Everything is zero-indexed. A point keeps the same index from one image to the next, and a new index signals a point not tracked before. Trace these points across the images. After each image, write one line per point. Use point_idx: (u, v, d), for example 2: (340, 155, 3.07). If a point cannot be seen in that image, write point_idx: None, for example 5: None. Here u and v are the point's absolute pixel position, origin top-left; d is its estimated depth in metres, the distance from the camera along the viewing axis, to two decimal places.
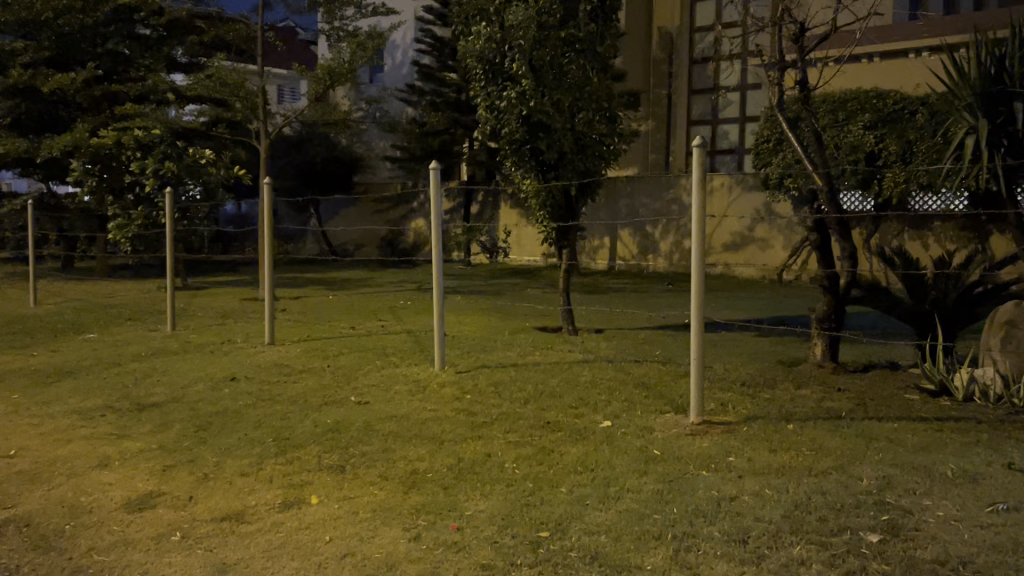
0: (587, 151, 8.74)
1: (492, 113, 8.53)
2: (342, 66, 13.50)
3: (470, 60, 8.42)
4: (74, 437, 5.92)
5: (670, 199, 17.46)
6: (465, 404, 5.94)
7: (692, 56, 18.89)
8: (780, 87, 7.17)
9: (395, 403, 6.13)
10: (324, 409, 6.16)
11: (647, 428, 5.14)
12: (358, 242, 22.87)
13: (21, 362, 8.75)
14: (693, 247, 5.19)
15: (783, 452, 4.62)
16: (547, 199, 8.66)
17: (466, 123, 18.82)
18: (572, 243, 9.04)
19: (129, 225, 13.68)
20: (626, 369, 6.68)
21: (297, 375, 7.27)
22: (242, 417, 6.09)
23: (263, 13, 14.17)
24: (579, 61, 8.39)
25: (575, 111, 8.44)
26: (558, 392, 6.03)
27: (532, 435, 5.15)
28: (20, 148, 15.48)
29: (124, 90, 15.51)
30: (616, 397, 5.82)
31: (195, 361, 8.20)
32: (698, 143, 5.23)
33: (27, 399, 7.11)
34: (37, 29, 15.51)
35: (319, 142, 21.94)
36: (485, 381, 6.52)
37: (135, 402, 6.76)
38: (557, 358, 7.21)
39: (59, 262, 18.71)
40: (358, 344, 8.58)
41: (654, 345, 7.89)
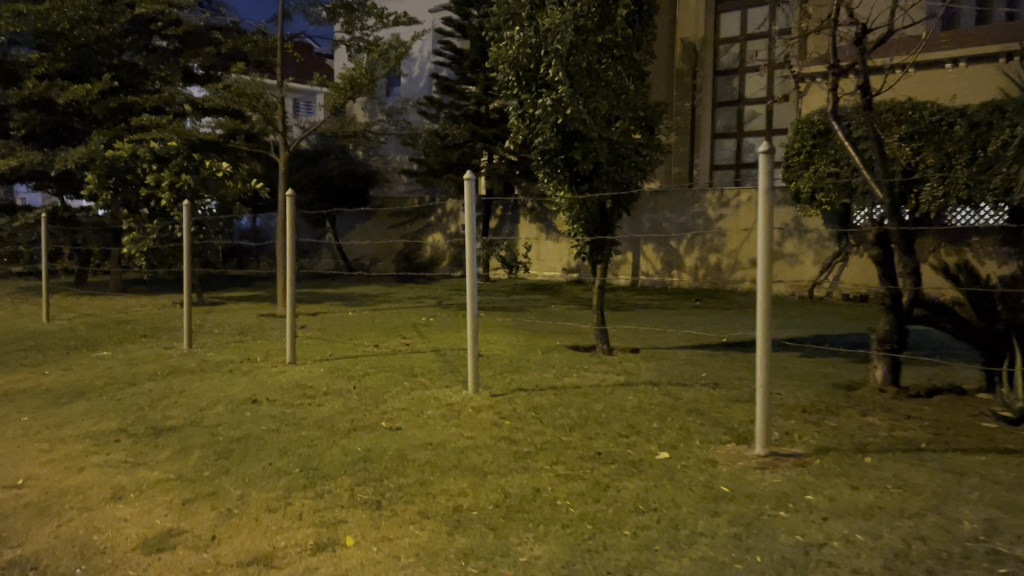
0: (623, 162, 8.33)
1: (526, 122, 8.14)
2: (363, 76, 13.14)
3: (502, 67, 8.02)
4: (87, 464, 5.54)
5: (695, 213, 17.09)
6: (505, 431, 5.52)
7: (716, 69, 18.59)
8: (836, 91, 6.74)
9: (429, 429, 5.72)
10: (353, 435, 5.75)
11: (710, 460, 4.72)
12: (374, 256, 22.54)
13: (32, 381, 8.40)
14: (760, 265, 4.77)
15: (866, 490, 4.19)
16: (582, 213, 8.26)
17: (485, 136, 18.50)
18: (607, 258, 8.60)
19: (144, 239, 13.53)
20: (675, 393, 6.25)
21: (323, 398, 6.87)
22: (266, 444, 5.69)
23: (283, 23, 13.84)
24: (617, 67, 7.98)
25: (612, 119, 8.03)
26: (605, 419, 5.58)
27: (583, 468, 4.71)
28: (34, 161, 15.22)
29: (140, 102, 15.24)
30: (669, 425, 5.38)
31: (213, 381, 7.81)
32: (764, 147, 4.85)
33: (38, 421, 6.74)
34: (52, 40, 15.29)
35: (335, 156, 21.67)
36: (523, 405, 6.09)
37: (153, 425, 6.39)
38: (597, 381, 6.78)
39: (72, 277, 18.42)
40: (385, 363, 8.19)
41: (697, 366, 7.49)
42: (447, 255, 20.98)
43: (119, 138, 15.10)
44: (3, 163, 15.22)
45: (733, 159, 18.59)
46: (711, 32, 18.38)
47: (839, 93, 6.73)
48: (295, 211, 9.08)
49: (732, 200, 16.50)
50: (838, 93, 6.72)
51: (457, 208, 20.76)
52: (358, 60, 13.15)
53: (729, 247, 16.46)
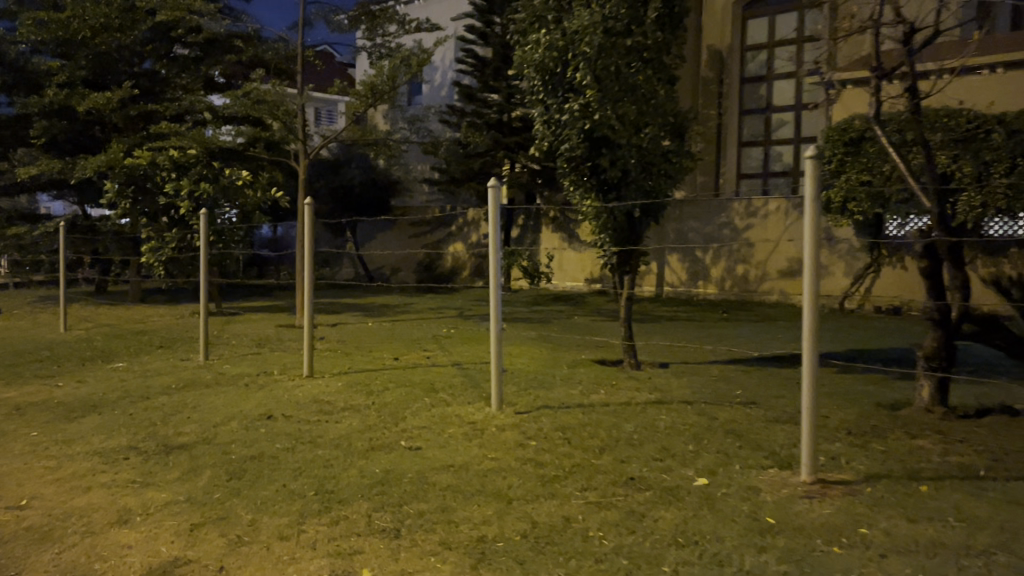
0: (652, 170, 8.03)
1: (551, 128, 7.88)
2: (385, 83, 12.95)
3: (528, 70, 7.76)
4: (93, 484, 5.30)
5: (722, 223, 16.77)
6: (531, 453, 5.21)
7: (743, 76, 18.27)
8: (879, 95, 6.42)
9: (451, 449, 5.44)
10: (371, 455, 5.48)
11: (752, 488, 4.41)
12: (395, 266, 22.35)
13: (45, 393, 8.20)
14: (806, 279, 4.47)
15: (926, 523, 3.86)
16: (610, 221, 7.95)
17: (507, 144, 18.23)
18: (635, 270, 8.29)
19: (162, 248, 13.40)
20: (711, 412, 5.93)
21: (341, 414, 6.61)
22: (280, 463, 5.43)
23: (304, 31, 13.68)
24: (646, 71, 7.67)
25: (641, 124, 7.73)
26: (637, 441, 5.26)
27: (615, 495, 4.40)
28: (54, 170, 15.12)
29: (161, 110, 15.11)
30: (706, 447, 5.08)
31: (228, 395, 7.58)
32: (810, 152, 4.56)
33: (48, 437, 6.52)
34: (74, 48, 15.22)
35: (356, 165, 21.51)
36: (550, 425, 5.77)
37: (164, 442, 6.15)
38: (627, 398, 6.46)
39: (92, 286, 18.32)
40: (406, 377, 7.94)
41: (729, 383, 7.17)
42: (468, 265, 20.74)
43: (139, 146, 14.98)
44: (24, 172, 15.13)
45: (760, 168, 18.24)
46: (737, 38, 18.05)
47: (883, 97, 6.41)
48: (314, 220, 8.83)
49: (760, 209, 16.17)
50: (882, 96, 6.40)
51: (478, 217, 20.56)
52: (379, 67, 12.92)
53: (756, 257, 16.11)
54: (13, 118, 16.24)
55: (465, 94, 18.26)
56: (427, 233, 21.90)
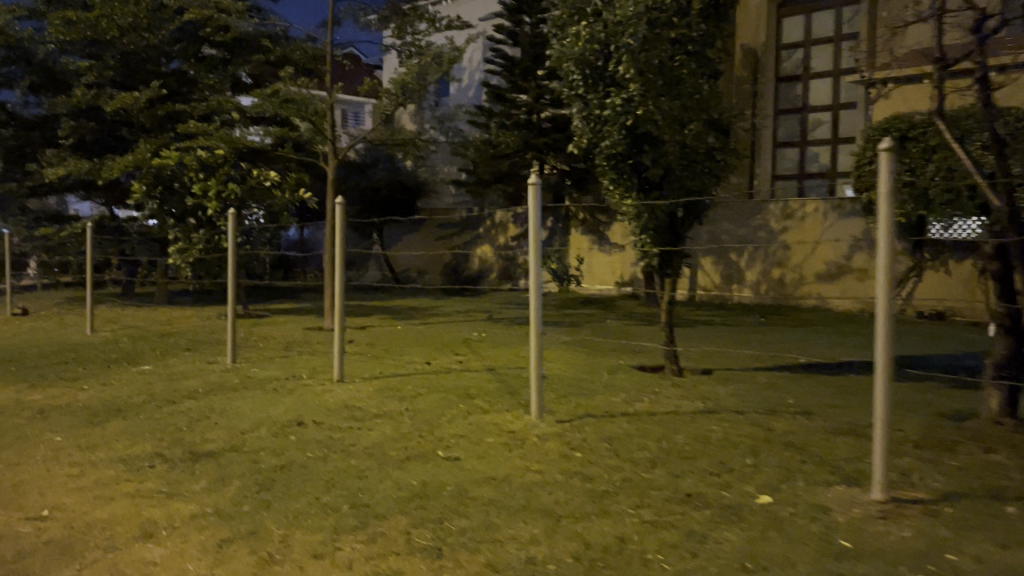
0: (695, 167, 7.71)
1: (591, 124, 7.57)
2: (416, 82, 12.71)
3: (567, 65, 7.46)
4: (118, 493, 5.06)
5: (757, 225, 16.37)
6: (577, 465, 4.91)
7: (778, 76, 17.85)
8: (943, 88, 6.06)
9: (492, 460, 5.16)
10: (407, 465, 5.21)
11: (821, 506, 4.10)
12: (421, 269, 22.14)
13: (70, 397, 8.01)
14: (881, 281, 4.13)
15: (1019, 548, 3.53)
16: (651, 222, 7.64)
17: (537, 145, 17.96)
18: (676, 272, 7.98)
19: (189, 249, 13.27)
20: (765, 423, 5.61)
21: (373, 421, 6.35)
22: (312, 474, 5.16)
23: (334, 29, 13.48)
24: (691, 64, 7.36)
25: (686, 120, 7.40)
26: (690, 454, 4.95)
27: (672, 513, 4.09)
28: (82, 171, 15.01)
29: (188, 110, 14.97)
30: (765, 461, 4.77)
31: (257, 399, 7.35)
32: (885, 144, 4.22)
33: (72, 443, 6.30)
34: (102, 48, 15.11)
35: (384, 166, 21.33)
36: (594, 435, 5.46)
37: (191, 449, 5.91)
38: (673, 407, 6.14)
39: (119, 288, 18.24)
40: (439, 382, 7.67)
41: (779, 392, 6.83)
42: (496, 267, 20.48)
43: (167, 146, 14.84)
44: (52, 173, 15.02)
45: (796, 170, 17.81)
46: (773, 37, 17.66)
47: (946, 90, 6.06)
48: (345, 219, 8.57)
49: (797, 211, 15.81)
50: (945, 89, 6.05)
51: (506, 219, 20.31)
52: (410, 65, 12.70)
53: (793, 260, 15.73)
54: (41, 118, 16.14)
55: (494, 94, 18.02)
56: (454, 235, 21.67)
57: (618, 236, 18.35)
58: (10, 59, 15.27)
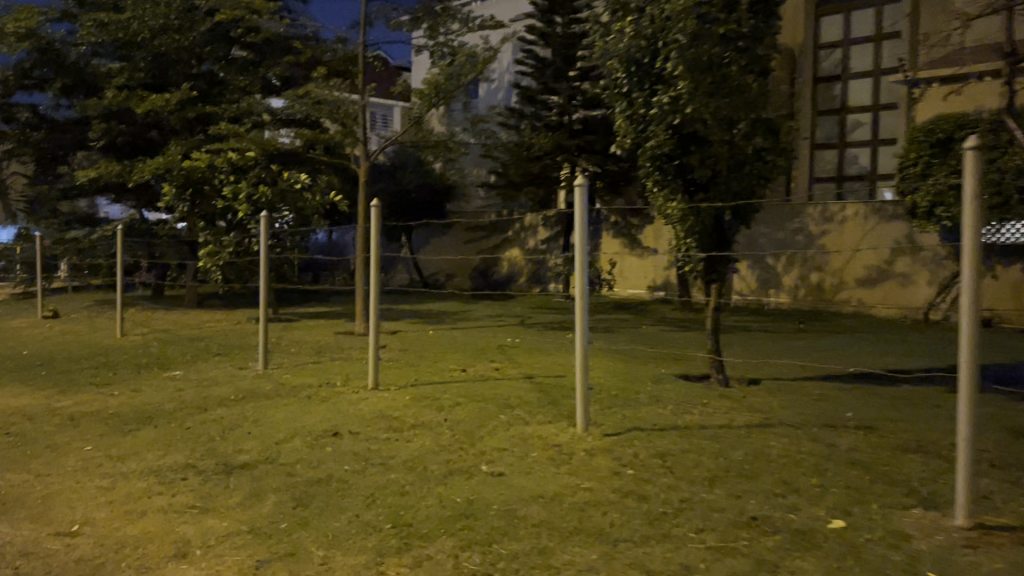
0: (743, 169, 7.41)
1: (635, 124, 7.29)
2: (449, 83, 12.48)
3: (611, 62, 7.19)
4: (149, 508, 4.86)
5: (795, 228, 16.00)
6: (630, 483, 4.65)
7: (815, 76, 17.48)
8: (1013, 86, 5.72)
9: (540, 475, 4.91)
10: (449, 481, 4.96)
11: (900, 533, 3.81)
12: (450, 272, 21.93)
13: (100, 403, 7.86)
14: (968, 292, 3.83)
15: None
16: (697, 225, 7.33)
17: (569, 147, 17.66)
18: (723, 277, 7.70)
19: (220, 253, 13.07)
20: (826, 440, 5.31)
21: (411, 432, 6.12)
22: (351, 488, 4.95)
23: (366, 30, 13.30)
24: (740, 61, 7.06)
25: (734, 120, 7.11)
26: (750, 472, 4.68)
27: (738, 539, 3.82)
28: (113, 173, 14.93)
29: (219, 112, 14.85)
30: (833, 482, 4.49)
31: (290, 408, 7.15)
32: (971, 144, 3.90)
33: (103, 452, 6.13)
34: (133, 50, 15.04)
35: (413, 169, 21.16)
36: (645, 450, 5.19)
37: (224, 461, 5.71)
38: (726, 420, 5.86)
39: (149, 290, 18.19)
40: (477, 391, 7.42)
41: (834, 404, 6.52)
42: (526, 271, 20.22)
43: (197, 149, 14.73)
44: (83, 175, 14.98)
45: (835, 172, 17.43)
46: (811, 36, 17.30)
47: (1017, 87, 5.72)
48: (380, 222, 8.34)
49: (836, 215, 15.44)
50: (1015, 86, 5.71)
51: (537, 222, 20.04)
52: (443, 66, 12.48)
53: (833, 264, 15.35)
54: (72, 121, 16.11)
55: (526, 95, 17.78)
56: (483, 238, 21.43)
57: (651, 239, 18.02)
58: (43, 61, 15.25)
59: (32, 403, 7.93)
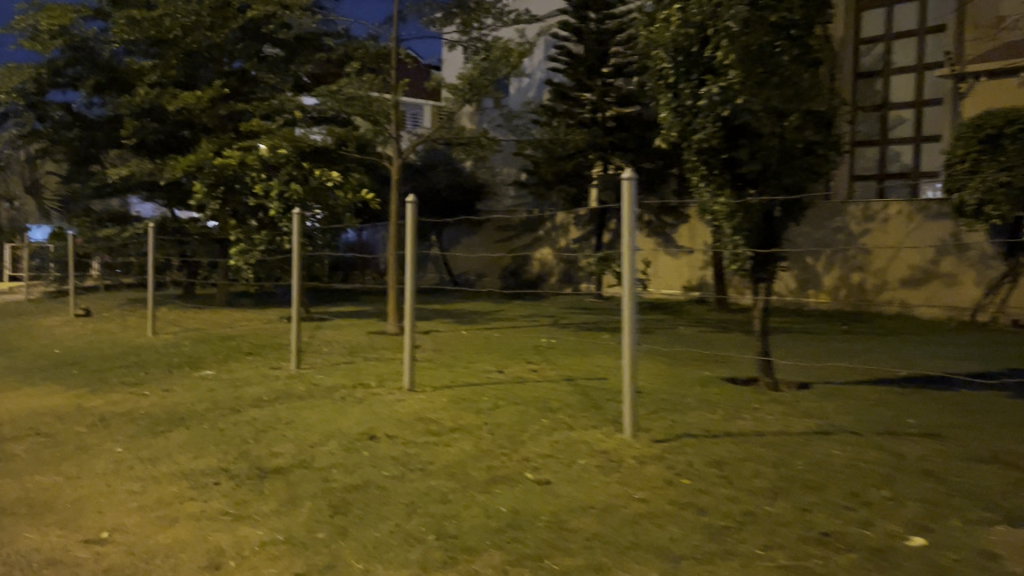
0: (794, 164, 7.11)
1: (682, 117, 7.01)
2: (483, 78, 12.26)
3: (658, 52, 6.91)
4: (181, 514, 4.66)
5: (836, 227, 15.58)
6: (686, 494, 4.38)
7: (856, 72, 17.07)
8: None
9: (590, 484, 4.65)
10: (493, 489, 4.72)
11: (987, 553, 3.52)
12: (480, 271, 21.70)
13: (131, 403, 7.71)
14: None
15: None
16: (745, 221, 7.03)
17: (601, 144, 17.39)
18: (771, 276, 7.39)
19: (251, 251, 12.93)
20: (890, 448, 5.01)
21: (450, 436, 5.87)
22: (389, 496, 4.72)
23: (399, 25, 13.12)
24: (793, 51, 6.76)
25: (785, 111, 6.77)
26: (815, 484, 4.40)
27: (810, 558, 3.55)
28: (144, 171, 14.86)
29: (250, 109, 14.73)
30: (905, 495, 4.19)
31: (324, 409, 6.94)
32: None
33: (134, 454, 5.96)
34: (166, 47, 14.96)
35: (444, 167, 20.95)
36: (699, 459, 4.91)
37: (257, 465, 5.51)
38: (782, 427, 5.57)
39: (180, 289, 18.14)
40: (515, 393, 7.16)
41: (893, 410, 6.20)
42: (557, 270, 19.94)
43: (228, 146, 14.61)
44: (115, 173, 14.92)
45: (876, 170, 17.05)
46: (851, 30, 16.88)
47: None
48: (416, 218, 8.10)
49: (879, 213, 15.02)
50: None
51: (569, 221, 19.76)
52: (477, 61, 12.27)
53: (875, 264, 14.93)
54: (104, 119, 16.06)
55: (558, 92, 17.54)
56: (514, 237, 21.18)
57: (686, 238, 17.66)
58: (75, 59, 15.26)
59: (63, 403, 7.79)
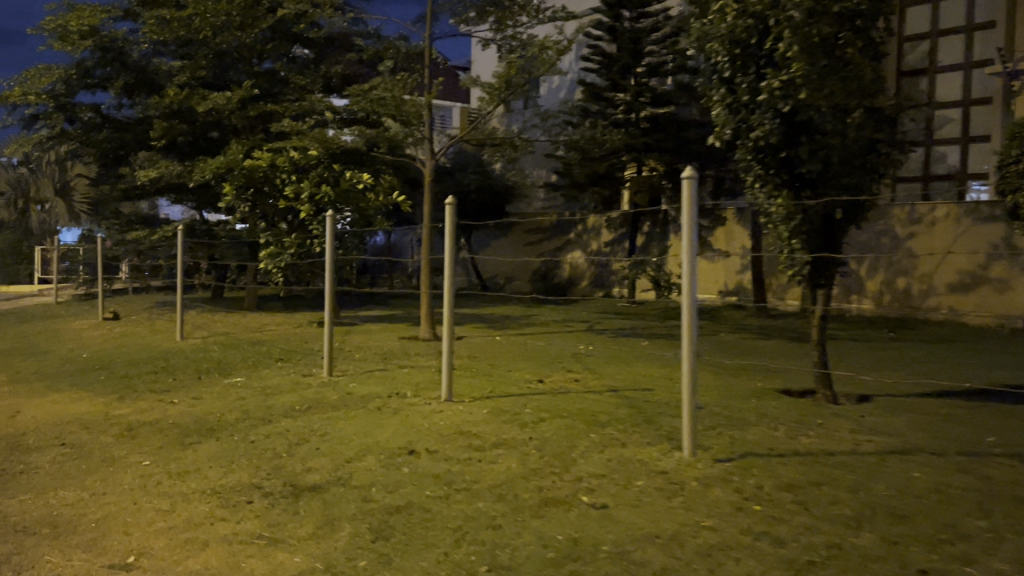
0: (856, 164, 6.71)
1: (737, 113, 6.62)
2: (521, 76, 11.88)
3: (714, 45, 6.54)
4: (211, 538, 4.34)
5: (880, 230, 15.08)
6: (759, 522, 4.01)
7: (899, 71, 16.58)
8: None
9: (652, 510, 4.28)
10: (547, 513, 4.37)
11: None
12: (509, 275, 21.35)
13: (159, 411, 7.43)
14: None
15: None
16: (804, 224, 6.63)
17: (637, 145, 16.81)
18: (830, 283, 6.99)
19: (281, 254, 12.67)
20: (978, 471, 4.62)
21: (495, 453, 5.53)
22: (434, 519, 4.39)
23: (432, 24, 12.84)
24: (857, 43, 6.38)
25: (848, 108, 6.40)
26: (902, 513, 4.01)
27: None
28: (173, 173, 14.66)
29: (280, 110, 14.51)
30: (1007, 528, 3.79)
31: (359, 421, 6.62)
32: None
33: (163, 468, 5.67)
34: (196, 47, 14.75)
35: (474, 169, 20.65)
36: (769, 482, 4.54)
37: (292, 482, 5.19)
38: (853, 446, 5.17)
39: (208, 292, 17.93)
40: (559, 405, 6.81)
41: (969, 427, 5.78)
42: (589, 274, 19.55)
43: (258, 147, 14.39)
44: (144, 174, 14.73)
45: (920, 171, 16.47)
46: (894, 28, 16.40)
47: None
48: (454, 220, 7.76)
49: (926, 216, 14.51)
50: None
51: (601, 224, 19.37)
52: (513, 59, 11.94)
53: (921, 269, 14.40)
54: (133, 120, 15.88)
55: (591, 91, 17.18)
56: (544, 240, 20.81)
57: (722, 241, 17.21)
58: (105, 60, 14.93)
59: (89, 412, 7.52)
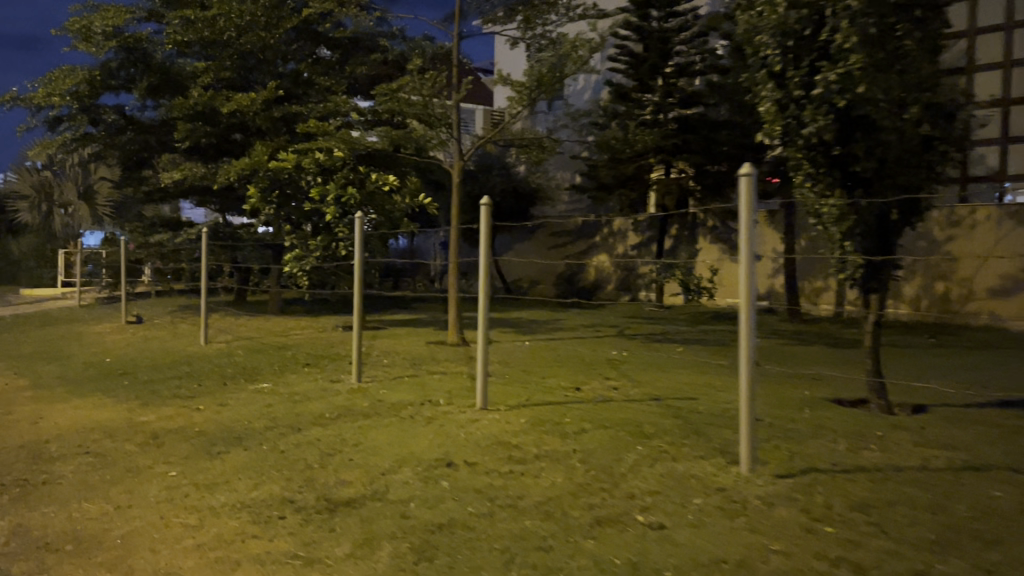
0: (912, 162, 6.38)
1: (789, 108, 6.29)
2: (551, 75, 11.59)
3: (764, 37, 6.21)
4: (243, 557, 4.09)
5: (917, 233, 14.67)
6: (833, 546, 3.70)
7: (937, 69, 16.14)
8: None
9: (716, 530, 3.98)
10: (601, 533, 4.08)
11: None
12: (534, 278, 21.05)
13: (186, 418, 7.20)
14: None
15: None
16: (859, 225, 6.31)
17: (665, 147, 16.51)
18: (884, 286, 6.66)
19: (306, 257, 12.45)
20: None
21: (537, 466, 5.24)
22: (478, 539, 4.11)
23: (460, 22, 12.56)
24: (916, 34, 6.05)
25: (906, 103, 6.07)
26: (990, 537, 3.69)
27: None
28: (197, 174, 14.48)
29: (305, 111, 14.30)
30: None
31: (392, 431, 6.35)
32: None
33: (190, 479, 5.42)
34: (220, 48, 14.54)
35: (498, 171, 20.37)
36: (837, 500, 4.23)
37: (325, 496, 4.93)
38: (922, 462, 4.85)
39: (231, 295, 17.75)
40: (600, 415, 6.50)
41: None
42: (615, 278, 19.23)
43: (282, 148, 14.19)
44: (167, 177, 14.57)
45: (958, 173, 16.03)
46: None
47: None
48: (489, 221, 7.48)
49: (966, 218, 14.09)
50: None
51: (628, 227, 19.03)
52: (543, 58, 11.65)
53: (961, 273, 13.99)
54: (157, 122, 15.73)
55: (619, 92, 16.87)
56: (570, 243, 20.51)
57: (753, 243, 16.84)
58: (129, 61, 14.77)
59: (113, 419, 7.30)
